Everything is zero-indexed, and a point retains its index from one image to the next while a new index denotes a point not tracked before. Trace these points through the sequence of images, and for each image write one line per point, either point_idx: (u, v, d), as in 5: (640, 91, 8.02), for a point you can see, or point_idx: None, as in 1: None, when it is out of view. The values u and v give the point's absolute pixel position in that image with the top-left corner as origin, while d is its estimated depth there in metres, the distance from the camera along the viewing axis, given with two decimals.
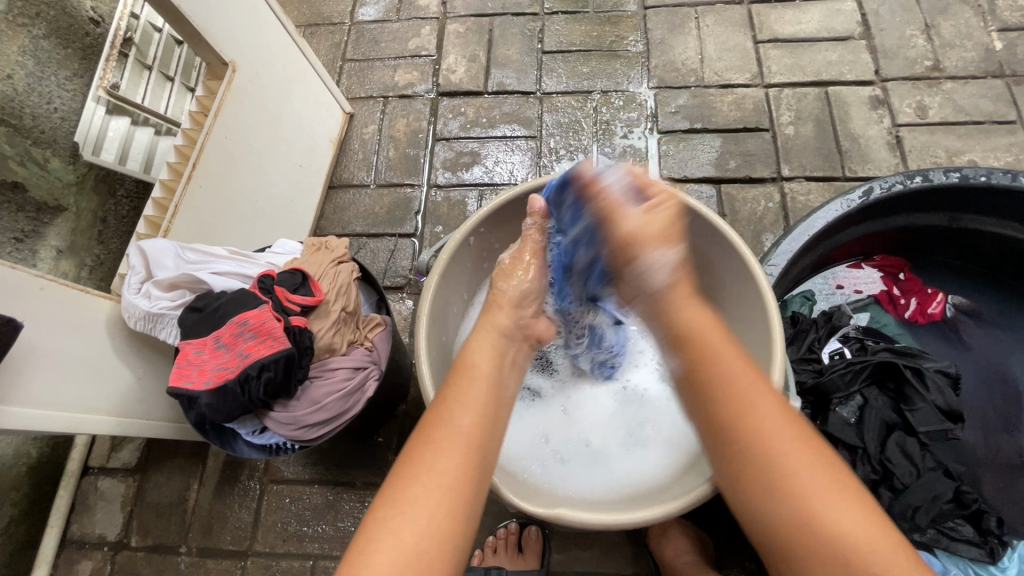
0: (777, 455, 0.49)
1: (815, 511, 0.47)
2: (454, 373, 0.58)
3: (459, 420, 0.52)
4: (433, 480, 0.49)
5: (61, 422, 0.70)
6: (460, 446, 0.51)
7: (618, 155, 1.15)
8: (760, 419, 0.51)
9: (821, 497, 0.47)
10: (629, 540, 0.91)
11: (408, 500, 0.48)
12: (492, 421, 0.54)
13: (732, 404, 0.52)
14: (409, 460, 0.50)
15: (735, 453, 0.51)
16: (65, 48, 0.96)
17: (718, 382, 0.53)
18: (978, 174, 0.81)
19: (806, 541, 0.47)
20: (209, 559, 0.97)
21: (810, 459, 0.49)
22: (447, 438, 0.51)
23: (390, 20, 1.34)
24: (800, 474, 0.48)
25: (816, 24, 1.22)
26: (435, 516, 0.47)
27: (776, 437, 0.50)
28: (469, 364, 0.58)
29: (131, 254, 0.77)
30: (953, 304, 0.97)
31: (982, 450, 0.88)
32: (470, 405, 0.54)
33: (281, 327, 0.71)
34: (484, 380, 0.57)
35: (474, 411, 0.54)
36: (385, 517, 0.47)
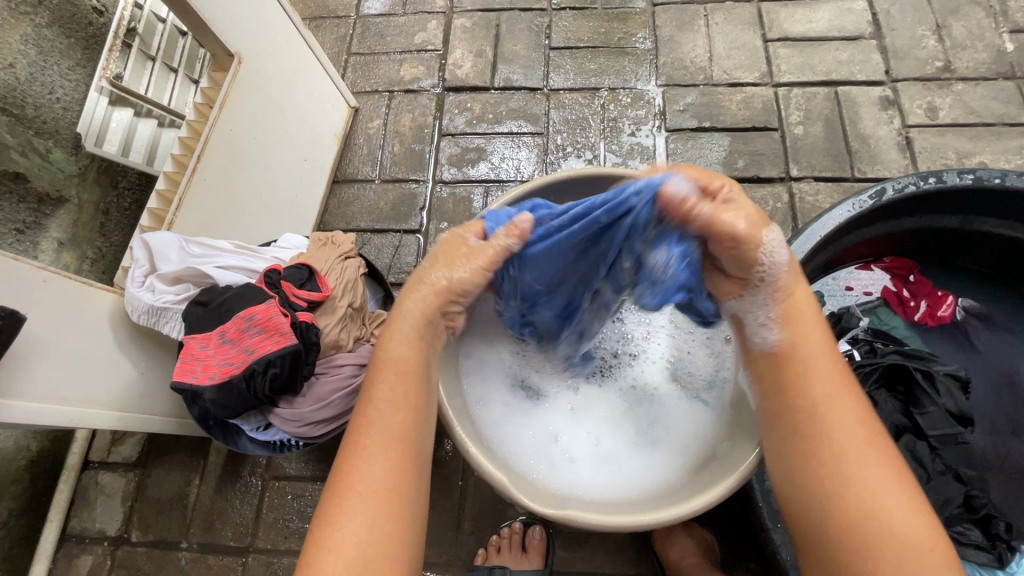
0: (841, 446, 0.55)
1: (867, 509, 0.53)
2: (374, 366, 0.59)
3: (382, 425, 0.55)
4: (366, 489, 0.53)
5: (63, 416, 0.70)
6: (386, 450, 0.54)
7: (625, 153, 1.14)
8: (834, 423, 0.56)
9: (878, 497, 0.53)
10: (633, 540, 0.91)
11: (342, 511, 0.52)
12: (410, 412, 0.56)
13: (811, 404, 0.57)
14: (342, 473, 0.54)
15: (807, 450, 0.56)
16: (68, 36, 0.95)
17: (808, 384, 0.57)
18: (991, 175, 0.80)
19: (854, 536, 0.53)
20: (210, 555, 0.96)
21: (872, 458, 0.54)
22: (373, 444, 0.55)
23: (395, 14, 1.32)
24: (864, 474, 0.54)
25: (826, 23, 1.21)
26: (371, 522, 0.52)
27: (849, 439, 0.55)
28: (390, 357, 0.58)
29: (135, 246, 0.75)
30: (962, 307, 0.97)
31: (989, 454, 0.87)
32: (394, 406, 0.56)
33: (288, 323, 0.70)
34: (409, 372, 0.57)
35: (398, 411, 0.56)
36: (323, 530, 0.52)
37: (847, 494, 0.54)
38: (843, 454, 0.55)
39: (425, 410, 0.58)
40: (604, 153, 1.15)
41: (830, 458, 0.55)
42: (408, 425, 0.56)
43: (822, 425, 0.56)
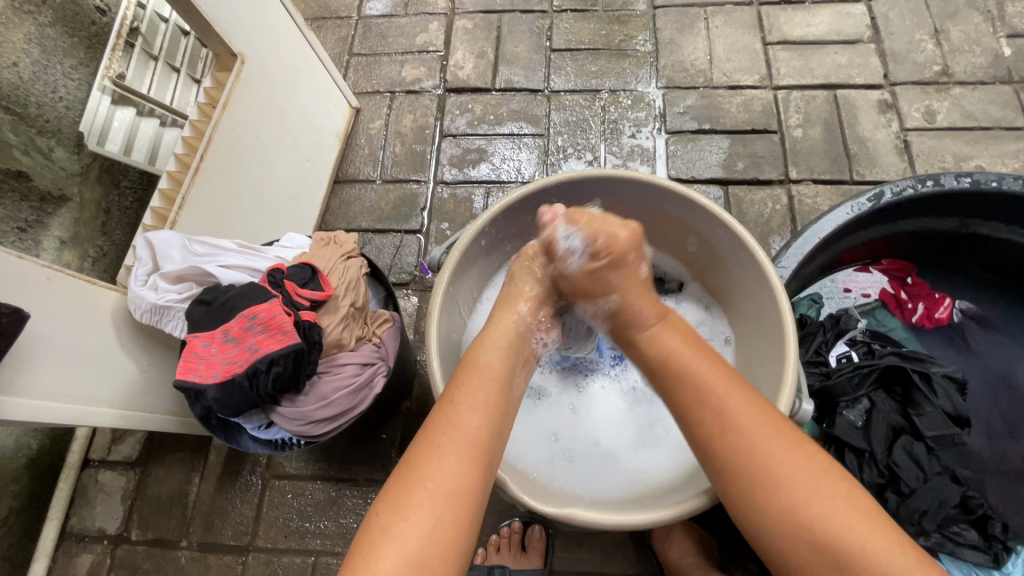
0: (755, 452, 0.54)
1: (801, 514, 0.52)
2: (460, 370, 0.60)
3: (461, 426, 0.55)
4: (434, 486, 0.52)
5: (64, 414, 0.70)
6: (461, 452, 0.54)
7: (626, 155, 1.15)
8: (752, 432, 0.55)
9: (813, 496, 0.52)
10: (632, 540, 0.91)
11: (407, 507, 0.51)
12: (492, 421, 0.57)
13: (724, 419, 0.56)
14: (408, 470, 0.53)
15: (725, 463, 0.55)
16: (71, 36, 0.95)
17: (717, 410, 0.57)
18: (989, 179, 0.81)
19: (799, 534, 0.52)
20: (210, 554, 0.96)
21: (796, 460, 0.53)
22: (449, 443, 0.54)
23: (397, 15, 1.33)
24: (788, 473, 0.53)
25: (826, 27, 1.22)
26: (438, 520, 0.51)
27: (772, 445, 0.54)
28: (479, 363, 0.60)
29: (138, 245, 0.76)
30: (959, 309, 0.98)
31: (987, 455, 0.88)
32: (475, 411, 0.56)
33: (291, 322, 0.70)
34: (492, 380, 0.59)
35: (478, 416, 0.56)
36: (385, 523, 0.51)
37: (779, 500, 0.53)
38: (767, 463, 0.54)
39: (500, 421, 0.58)
40: (605, 155, 1.15)
41: (757, 471, 0.54)
42: (484, 431, 0.56)
43: (745, 435, 0.55)
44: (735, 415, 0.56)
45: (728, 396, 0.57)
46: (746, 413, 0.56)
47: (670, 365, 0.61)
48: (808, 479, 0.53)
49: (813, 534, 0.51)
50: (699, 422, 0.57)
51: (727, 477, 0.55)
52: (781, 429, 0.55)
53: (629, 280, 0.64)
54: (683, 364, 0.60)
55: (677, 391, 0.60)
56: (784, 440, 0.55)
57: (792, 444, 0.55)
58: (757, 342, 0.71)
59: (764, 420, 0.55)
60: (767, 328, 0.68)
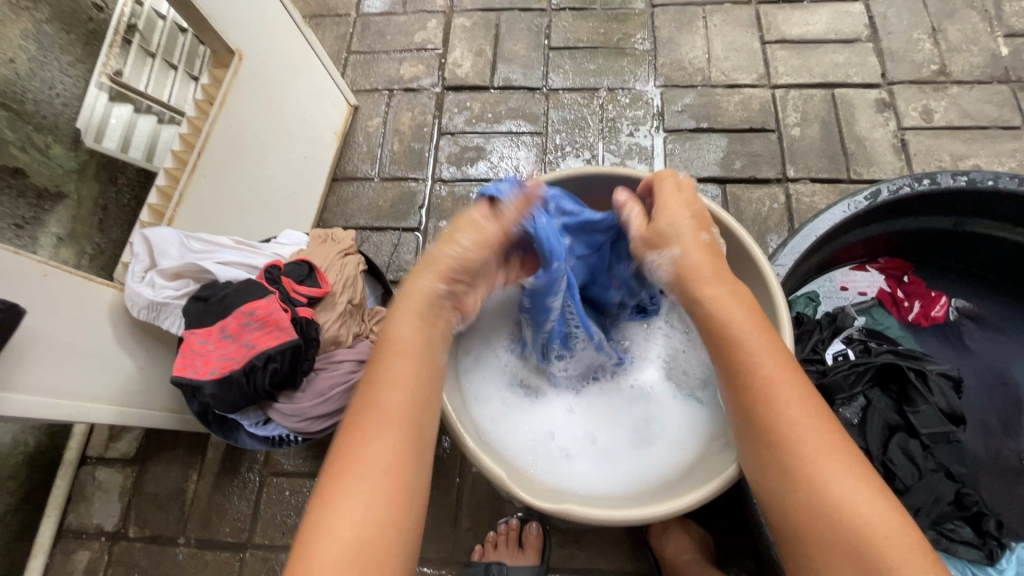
0: (800, 440, 0.53)
1: (830, 502, 0.51)
2: (377, 350, 0.57)
3: (384, 404, 0.53)
4: (365, 470, 0.50)
5: (62, 410, 0.70)
6: (386, 429, 0.52)
7: (624, 153, 1.15)
8: (793, 420, 0.54)
9: (847, 491, 0.51)
10: (629, 537, 0.91)
11: (341, 494, 0.49)
12: (419, 397, 0.55)
13: (773, 401, 0.55)
14: (340, 454, 0.51)
15: (764, 448, 0.55)
16: (68, 32, 0.95)
17: (771, 386, 0.55)
18: (985, 177, 0.81)
19: (827, 526, 0.51)
20: (208, 550, 0.96)
21: (832, 452, 0.52)
22: (374, 424, 0.52)
23: (396, 13, 1.33)
24: (824, 465, 0.52)
25: (824, 25, 1.22)
26: (372, 505, 0.49)
27: (810, 433, 0.53)
28: (394, 341, 0.57)
29: (135, 241, 0.76)
30: (955, 308, 0.98)
31: (982, 453, 0.88)
32: (399, 383, 0.55)
33: (288, 318, 0.71)
34: (410, 354, 0.57)
35: (399, 392, 0.54)
36: (320, 514, 0.49)
37: (814, 493, 0.51)
38: (805, 453, 0.53)
39: (428, 392, 0.56)
40: (603, 153, 1.15)
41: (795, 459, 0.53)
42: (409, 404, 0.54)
43: (790, 420, 0.54)
44: (778, 401, 0.54)
45: (778, 379, 0.55)
46: (794, 397, 0.54)
47: (723, 338, 0.58)
48: (844, 472, 0.51)
49: (842, 531, 0.50)
50: (743, 401, 0.56)
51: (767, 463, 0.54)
52: (824, 419, 0.54)
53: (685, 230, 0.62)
54: (730, 332, 0.58)
55: (727, 367, 0.58)
56: (825, 429, 0.54)
57: (833, 436, 0.53)
58: None
59: (808, 408, 0.54)
60: None
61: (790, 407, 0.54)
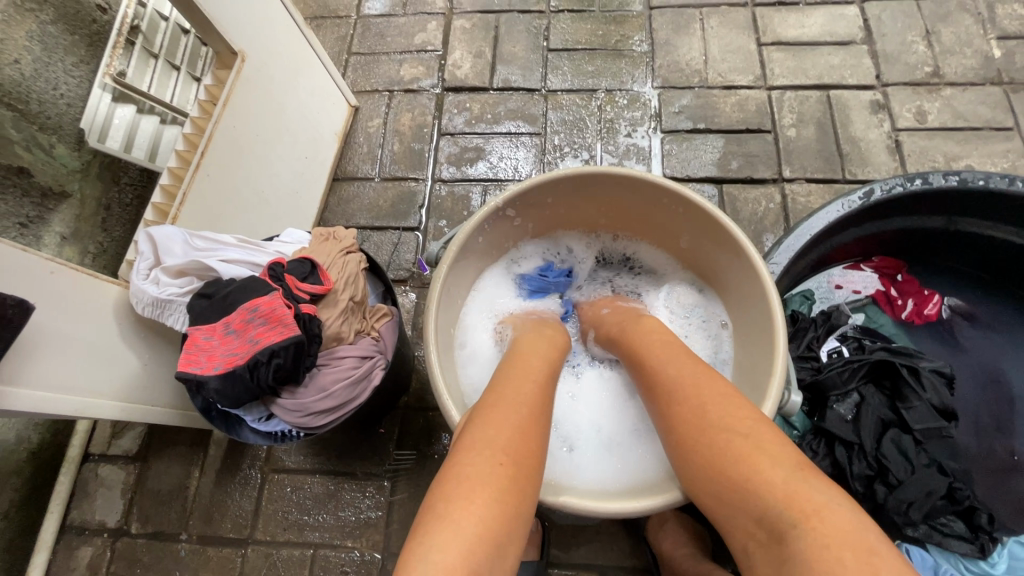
0: (691, 420, 0.56)
1: (724, 469, 0.52)
2: (507, 366, 0.63)
3: (518, 400, 0.56)
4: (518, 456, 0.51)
5: (67, 406, 0.71)
6: (522, 421, 0.54)
7: (621, 154, 1.16)
8: (699, 405, 0.56)
9: (750, 456, 0.50)
10: (626, 533, 0.92)
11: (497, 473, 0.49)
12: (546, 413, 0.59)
13: (677, 397, 0.59)
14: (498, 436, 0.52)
15: (678, 440, 0.57)
16: (72, 33, 0.97)
17: (668, 382, 0.61)
18: (976, 177, 0.82)
19: (723, 492, 0.51)
20: (210, 546, 0.97)
21: (727, 420, 0.54)
22: (508, 413, 0.54)
23: (396, 15, 1.34)
24: (719, 437, 0.53)
25: (819, 28, 1.23)
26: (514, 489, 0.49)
27: (716, 414, 0.55)
28: (526, 361, 0.64)
29: (140, 239, 0.77)
30: (948, 306, 0.99)
31: (974, 449, 0.90)
32: (532, 390, 0.59)
33: (291, 314, 0.72)
34: (536, 372, 0.62)
35: (526, 391, 0.58)
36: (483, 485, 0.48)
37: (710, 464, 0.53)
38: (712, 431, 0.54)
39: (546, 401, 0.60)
40: (601, 154, 1.17)
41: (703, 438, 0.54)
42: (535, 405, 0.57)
43: (690, 406, 0.57)
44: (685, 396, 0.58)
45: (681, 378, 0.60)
46: (699, 388, 0.58)
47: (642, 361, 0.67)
48: (746, 440, 0.51)
49: (737, 496, 0.50)
50: (659, 407, 0.61)
51: (682, 452, 0.56)
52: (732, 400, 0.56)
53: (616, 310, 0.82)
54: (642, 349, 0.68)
55: (644, 382, 0.65)
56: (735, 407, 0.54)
57: (741, 410, 0.54)
58: (744, 321, 0.73)
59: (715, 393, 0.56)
60: (756, 310, 0.70)
61: (683, 393, 0.59)
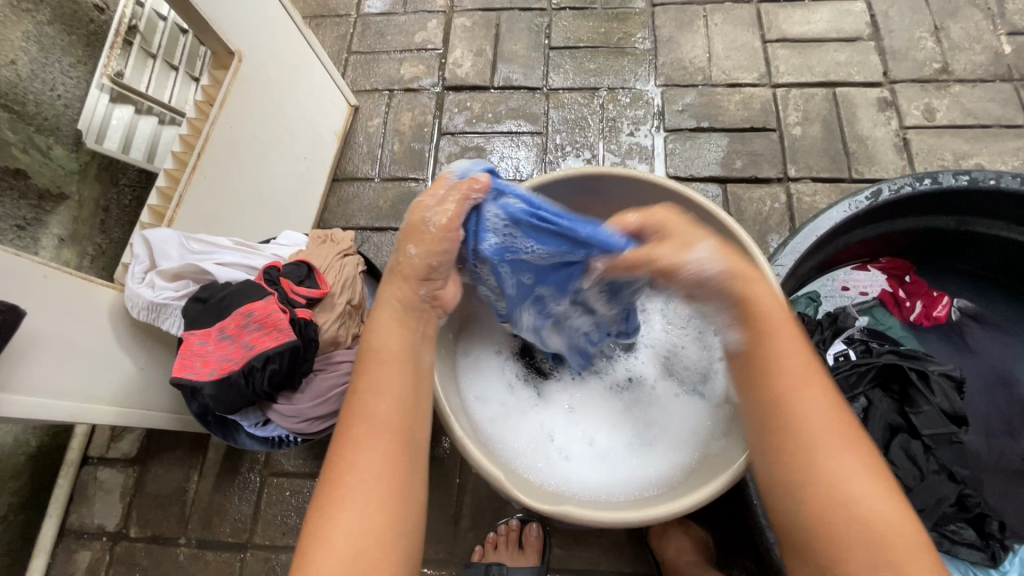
0: (815, 436, 0.53)
1: (848, 500, 0.50)
2: (362, 360, 0.60)
3: (376, 414, 0.55)
4: (357, 477, 0.51)
5: (61, 410, 0.70)
6: (380, 437, 0.54)
7: (624, 153, 1.15)
8: (803, 407, 0.54)
9: (850, 480, 0.51)
10: (630, 538, 0.91)
11: (337, 507, 0.50)
12: (409, 409, 0.56)
13: (785, 388, 0.55)
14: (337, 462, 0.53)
15: (785, 442, 0.54)
16: (69, 33, 0.95)
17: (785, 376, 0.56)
18: (987, 177, 0.81)
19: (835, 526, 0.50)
20: (209, 551, 0.96)
21: (845, 449, 0.52)
22: (365, 434, 0.53)
23: (396, 13, 1.33)
24: (840, 471, 0.51)
25: (825, 24, 1.21)
26: (367, 515, 0.50)
27: (819, 423, 0.53)
28: (377, 349, 0.59)
29: (135, 242, 0.76)
30: (957, 308, 0.98)
31: (984, 454, 0.88)
32: (386, 393, 0.56)
33: (287, 319, 0.71)
34: (394, 363, 0.58)
35: (388, 400, 0.56)
36: (317, 524, 0.50)
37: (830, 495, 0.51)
38: (812, 440, 0.53)
39: (417, 399, 0.58)
40: (603, 153, 1.15)
41: (802, 447, 0.53)
42: (399, 412, 0.55)
43: (810, 422, 0.53)
44: (795, 391, 0.55)
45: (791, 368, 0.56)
46: (808, 386, 0.55)
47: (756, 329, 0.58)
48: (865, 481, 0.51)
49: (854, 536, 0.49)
50: (769, 405, 0.56)
51: (785, 457, 0.53)
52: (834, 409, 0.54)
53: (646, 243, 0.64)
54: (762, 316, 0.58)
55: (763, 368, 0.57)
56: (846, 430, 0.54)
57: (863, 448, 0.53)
58: None
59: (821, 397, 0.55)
60: None
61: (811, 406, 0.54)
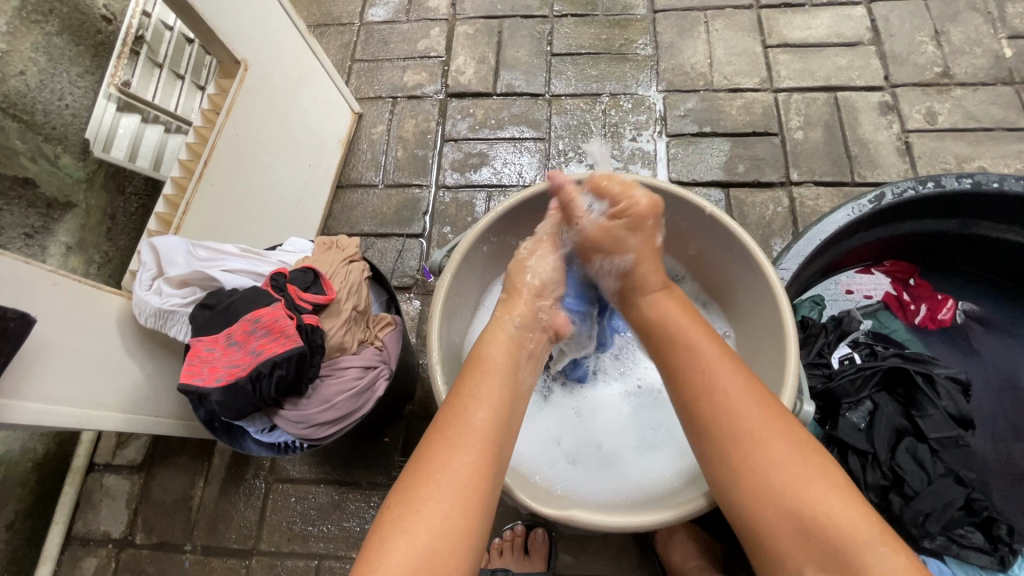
0: (737, 425, 0.55)
1: (785, 495, 0.52)
2: (469, 367, 0.61)
3: (471, 420, 0.56)
4: (447, 478, 0.52)
5: (70, 417, 0.70)
6: (471, 445, 0.54)
7: (627, 158, 1.15)
8: (734, 419, 0.55)
9: (787, 476, 0.52)
10: (635, 542, 0.91)
11: (420, 499, 0.51)
12: (503, 417, 0.58)
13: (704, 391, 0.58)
14: (423, 458, 0.54)
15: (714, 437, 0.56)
16: (78, 44, 0.97)
17: (697, 383, 0.58)
18: (990, 180, 0.81)
19: (776, 514, 0.51)
20: (214, 557, 0.96)
21: (774, 435, 0.54)
22: (459, 437, 0.55)
23: (399, 22, 1.34)
24: (772, 454, 0.53)
25: (825, 29, 1.22)
26: (447, 515, 0.51)
27: (750, 424, 0.55)
28: (485, 358, 0.62)
29: (143, 250, 0.77)
30: (963, 310, 0.98)
31: (992, 457, 0.88)
32: (482, 404, 0.57)
33: (294, 325, 0.71)
34: (499, 373, 0.60)
35: (485, 409, 0.57)
36: (399, 515, 0.51)
37: (762, 480, 0.53)
38: (753, 444, 0.54)
39: (509, 414, 0.59)
40: (606, 158, 1.15)
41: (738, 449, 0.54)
42: (493, 426, 0.57)
43: (718, 413, 0.56)
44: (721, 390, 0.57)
45: (718, 377, 0.57)
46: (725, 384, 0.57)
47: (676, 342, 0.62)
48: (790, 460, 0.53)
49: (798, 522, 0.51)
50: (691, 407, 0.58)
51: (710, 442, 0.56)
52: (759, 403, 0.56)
53: (645, 245, 0.68)
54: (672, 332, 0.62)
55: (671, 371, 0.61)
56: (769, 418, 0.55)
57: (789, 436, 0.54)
58: (751, 334, 0.72)
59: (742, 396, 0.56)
60: (768, 328, 0.68)
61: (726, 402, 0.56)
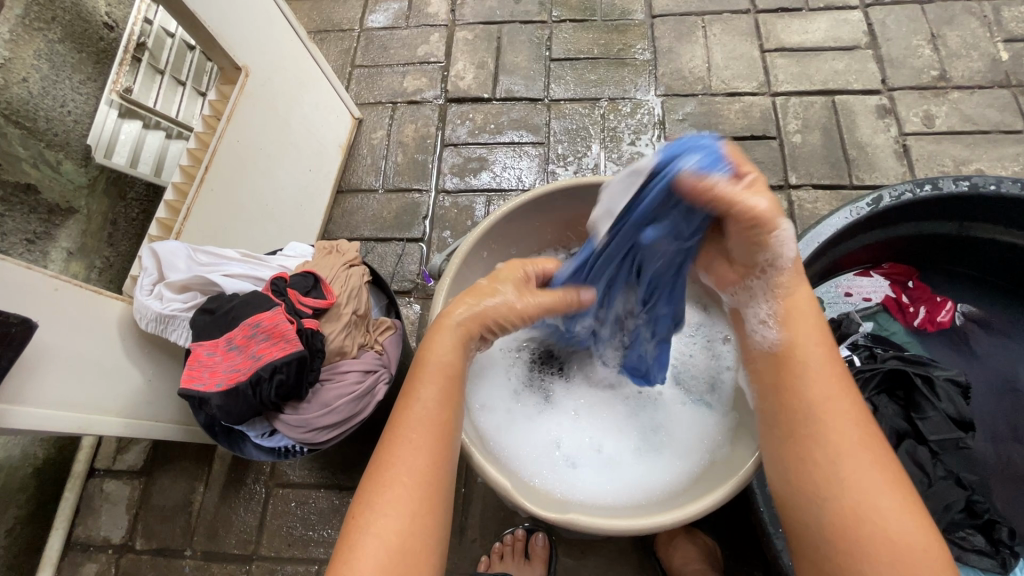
0: (829, 433, 0.53)
1: (856, 505, 0.51)
2: (415, 363, 0.58)
3: (427, 420, 0.54)
4: (409, 478, 0.52)
5: (70, 422, 0.70)
6: (428, 444, 0.54)
7: (625, 162, 1.16)
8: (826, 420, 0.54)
9: (862, 484, 0.51)
10: (636, 548, 0.91)
11: (386, 501, 0.51)
12: (456, 412, 0.56)
13: (799, 391, 0.56)
14: (385, 461, 0.53)
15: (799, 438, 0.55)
16: (79, 51, 0.97)
17: (798, 377, 0.56)
18: (987, 182, 0.81)
19: (846, 523, 0.51)
20: (214, 562, 0.96)
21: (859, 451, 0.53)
22: (418, 439, 0.54)
23: (399, 27, 1.35)
24: (848, 466, 0.52)
25: (822, 33, 1.23)
26: (415, 514, 0.51)
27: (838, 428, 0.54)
28: (433, 355, 0.57)
29: (144, 255, 0.77)
30: (961, 313, 0.98)
31: (993, 460, 0.88)
32: (437, 402, 0.55)
33: (294, 330, 0.71)
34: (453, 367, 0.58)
35: (441, 407, 0.55)
36: (368, 519, 0.51)
37: (839, 485, 0.52)
38: (834, 449, 0.53)
39: (463, 405, 0.58)
40: (604, 162, 1.16)
41: (826, 455, 0.53)
42: (450, 421, 0.56)
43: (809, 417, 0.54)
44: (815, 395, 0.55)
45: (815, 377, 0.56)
46: (816, 379, 0.56)
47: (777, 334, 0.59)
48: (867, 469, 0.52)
49: (864, 531, 0.50)
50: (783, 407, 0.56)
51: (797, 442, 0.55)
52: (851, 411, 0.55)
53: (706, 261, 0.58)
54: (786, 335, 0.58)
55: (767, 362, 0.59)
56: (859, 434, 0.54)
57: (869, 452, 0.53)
58: None
59: (847, 406, 0.55)
60: None
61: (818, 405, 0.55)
